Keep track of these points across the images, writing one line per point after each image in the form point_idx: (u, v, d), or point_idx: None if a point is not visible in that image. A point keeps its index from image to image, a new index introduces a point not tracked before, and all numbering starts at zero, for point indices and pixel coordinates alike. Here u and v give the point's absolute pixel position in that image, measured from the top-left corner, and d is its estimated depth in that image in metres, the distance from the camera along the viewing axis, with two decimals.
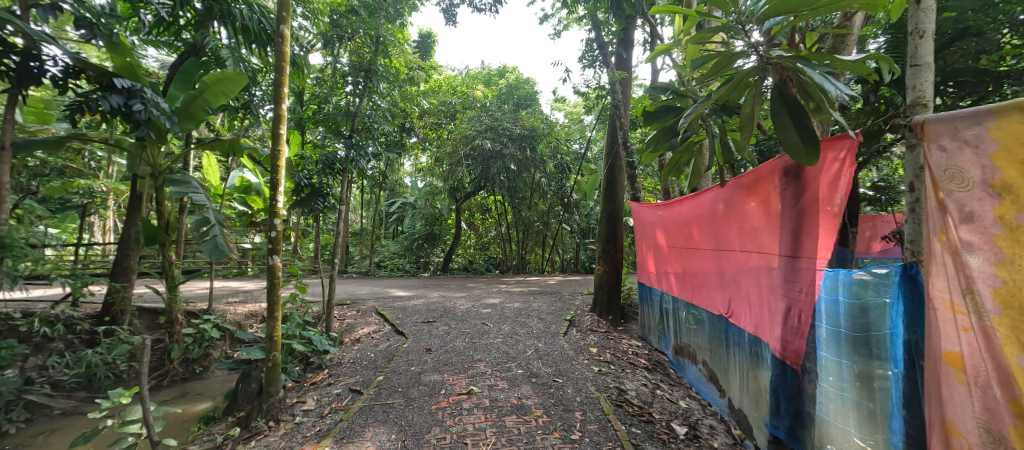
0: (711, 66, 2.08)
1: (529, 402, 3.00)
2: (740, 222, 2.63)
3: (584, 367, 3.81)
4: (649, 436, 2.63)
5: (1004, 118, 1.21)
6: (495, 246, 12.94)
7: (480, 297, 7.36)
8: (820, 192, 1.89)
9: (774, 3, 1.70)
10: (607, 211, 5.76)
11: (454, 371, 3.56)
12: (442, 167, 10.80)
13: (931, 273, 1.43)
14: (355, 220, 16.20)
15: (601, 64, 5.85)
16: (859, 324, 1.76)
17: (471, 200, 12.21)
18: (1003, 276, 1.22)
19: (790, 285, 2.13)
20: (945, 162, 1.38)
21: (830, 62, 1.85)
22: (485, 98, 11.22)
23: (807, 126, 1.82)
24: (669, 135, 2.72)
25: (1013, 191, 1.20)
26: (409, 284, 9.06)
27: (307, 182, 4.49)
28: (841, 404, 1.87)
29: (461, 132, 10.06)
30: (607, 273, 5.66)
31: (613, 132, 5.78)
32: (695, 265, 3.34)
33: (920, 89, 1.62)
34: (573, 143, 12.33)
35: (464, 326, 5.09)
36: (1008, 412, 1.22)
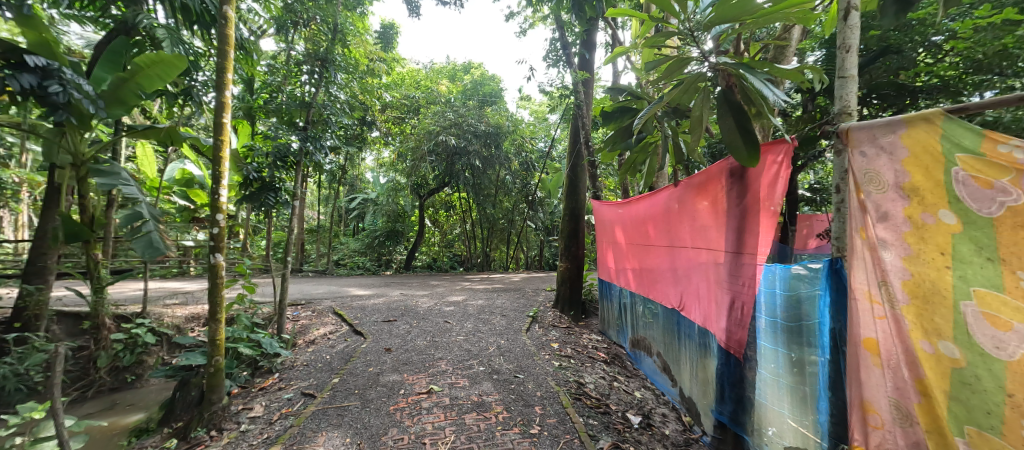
0: (664, 69, 2.16)
1: (489, 399, 3.00)
2: (692, 220, 2.76)
3: (545, 362, 3.87)
4: (605, 427, 2.71)
5: (913, 128, 1.35)
6: (460, 243, 12.83)
7: (443, 294, 7.28)
8: (761, 193, 2.03)
9: (719, 12, 1.79)
10: (570, 209, 5.86)
11: (414, 370, 3.49)
12: (404, 163, 10.54)
13: (853, 267, 1.57)
14: (313, 217, 15.51)
15: (565, 64, 5.94)
16: (794, 315, 1.91)
17: (435, 196, 12.03)
18: (910, 269, 1.36)
19: (733, 279, 2.27)
20: (865, 166, 1.52)
21: (769, 69, 1.98)
22: (449, 93, 11.04)
23: (749, 129, 1.94)
24: (624, 136, 2.83)
25: (919, 193, 1.34)
26: (369, 283, 8.80)
27: (256, 175, 4.14)
28: (777, 389, 2.03)
29: (424, 127, 9.84)
30: (569, 270, 5.78)
31: (575, 132, 5.88)
32: (650, 261, 3.48)
33: (845, 99, 1.77)
34: (538, 141, 12.45)
35: (426, 325, 5.01)
36: (914, 390, 1.37)
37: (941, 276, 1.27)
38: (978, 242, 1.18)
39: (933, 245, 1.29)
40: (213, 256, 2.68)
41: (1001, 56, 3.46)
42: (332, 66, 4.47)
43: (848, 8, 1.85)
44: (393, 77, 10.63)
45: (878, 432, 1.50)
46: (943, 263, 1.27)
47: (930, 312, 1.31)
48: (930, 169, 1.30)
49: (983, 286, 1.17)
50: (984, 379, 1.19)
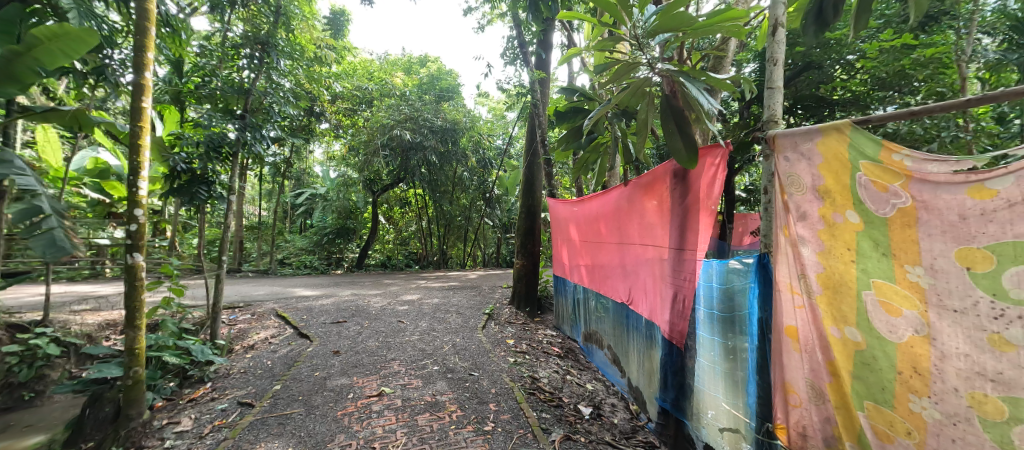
0: (613, 72, 2.23)
1: (443, 398, 2.96)
2: (640, 219, 2.89)
3: (500, 358, 3.89)
4: (558, 419, 2.78)
5: (827, 136, 1.48)
6: (416, 241, 12.57)
7: (397, 293, 7.09)
8: (700, 193, 2.16)
9: (662, 20, 1.88)
10: (526, 206, 5.91)
11: (364, 373, 3.36)
12: (356, 157, 10.12)
13: (778, 262, 1.72)
14: (254, 213, 14.45)
15: (522, 62, 5.98)
16: (728, 307, 2.06)
17: (389, 192, 11.68)
18: (823, 264, 1.52)
19: (676, 274, 2.40)
20: (789, 170, 1.65)
21: (706, 78, 2.10)
22: (405, 86, 10.71)
23: (689, 134, 2.06)
24: (576, 136, 2.91)
25: (831, 195, 1.49)
26: (317, 283, 8.37)
27: (184, 167, 3.70)
28: (714, 375, 2.19)
29: (377, 120, 9.46)
30: (525, 267, 5.85)
31: (532, 130, 5.92)
32: (602, 258, 3.60)
33: (773, 108, 1.91)
34: (496, 138, 12.45)
35: (378, 325, 4.84)
36: (826, 372, 1.53)
37: (847, 270, 1.44)
38: (876, 239, 1.35)
39: (841, 242, 1.45)
40: (131, 256, 2.40)
41: (900, 76, 3.97)
42: (274, 50, 4.18)
43: (775, 24, 2.01)
44: (344, 67, 10.12)
45: (797, 410, 1.67)
46: (849, 258, 1.43)
47: (838, 302, 1.47)
48: (839, 174, 1.45)
49: (880, 278, 1.34)
50: (880, 359, 1.35)
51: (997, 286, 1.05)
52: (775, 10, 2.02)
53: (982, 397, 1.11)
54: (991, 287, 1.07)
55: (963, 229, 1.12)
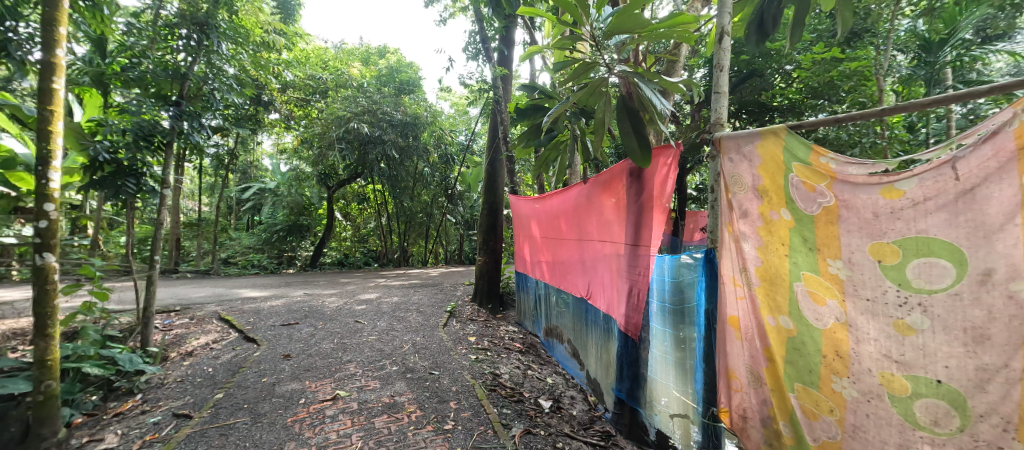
0: (572, 71, 2.27)
1: (402, 398, 2.90)
2: (598, 215, 2.96)
3: (461, 356, 3.86)
4: (518, 414, 2.81)
5: (765, 139, 1.58)
6: (375, 239, 12.19)
7: (354, 293, 6.84)
8: (654, 191, 2.25)
9: (616, 22, 1.93)
10: (488, 203, 5.90)
11: (317, 377, 3.21)
12: (310, 150, 9.63)
13: (723, 256, 1.84)
14: (193, 209, 13.34)
15: (484, 58, 5.93)
16: (679, 299, 2.17)
17: (346, 188, 11.23)
18: (761, 258, 1.64)
19: (631, 269, 2.48)
20: (732, 170, 1.75)
21: (659, 80, 2.18)
22: (362, 77, 10.25)
23: (643, 134, 2.13)
24: (536, 133, 2.94)
25: (768, 194, 1.60)
26: (267, 283, 7.90)
27: (108, 157, 3.31)
28: (666, 364, 2.30)
29: (331, 111, 9.00)
30: (487, 264, 5.84)
31: (494, 127, 5.89)
32: (562, 254, 3.66)
33: (719, 112, 2.02)
34: (459, 134, 12.32)
35: (333, 326, 4.65)
36: (763, 357, 1.65)
37: (782, 263, 1.55)
38: (805, 235, 1.47)
39: (777, 237, 1.57)
40: (41, 256, 2.13)
41: (829, 86, 4.43)
42: (213, 32, 3.87)
43: (722, 32, 2.12)
44: (296, 54, 9.52)
45: (738, 394, 1.79)
46: (783, 252, 1.55)
47: (774, 292, 1.59)
48: (775, 175, 1.56)
49: (809, 270, 1.46)
50: (808, 345, 1.47)
51: (902, 277, 1.19)
52: (721, 19, 2.13)
53: (891, 377, 1.23)
54: (898, 277, 1.20)
55: (876, 226, 1.25)
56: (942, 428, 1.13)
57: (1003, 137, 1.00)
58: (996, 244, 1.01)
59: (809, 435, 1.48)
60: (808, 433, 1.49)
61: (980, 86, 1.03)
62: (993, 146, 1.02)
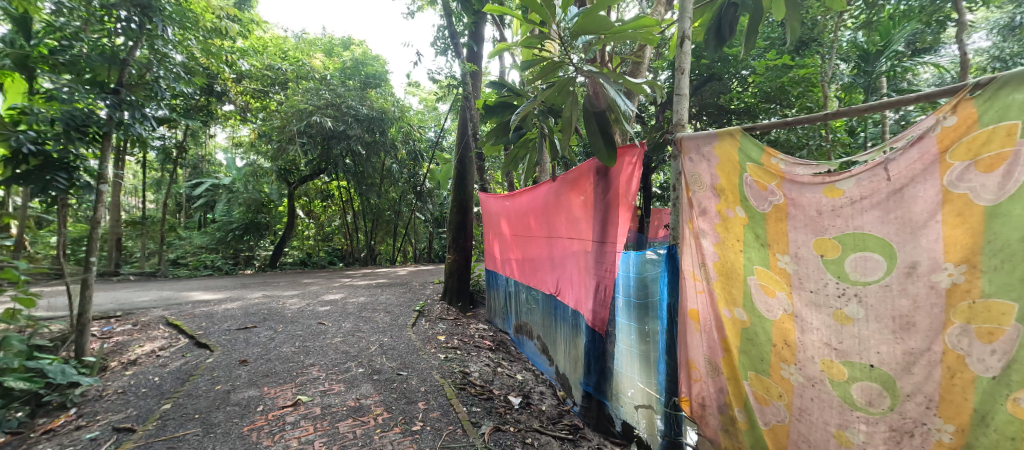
0: (539, 70, 2.28)
1: (368, 401, 2.83)
2: (567, 213, 3.00)
3: (430, 355, 3.82)
4: (488, 412, 2.81)
5: (722, 141, 1.66)
6: (340, 237, 11.83)
7: (317, 293, 6.59)
8: (620, 189, 2.30)
9: (581, 22, 1.96)
10: (457, 201, 5.84)
11: (277, 382, 3.07)
12: (268, 144, 9.16)
13: (684, 252, 1.91)
14: (136, 206, 12.37)
15: (453, 53, 5.85)
16: (643, 294, 2.24)
17: (308, 184, 10.80)
18: (719, 254, 1.72)
19: (598, 265, 2.53)
20: (692, 170, 1.82)
21: (623, 82, 2.23)
22: (325, 69, 9.84)
23: (609, 133, 2.18)
24: (504, 131, 2.94)
25: (725, 193, 1.68)
26: (222, 285, 7.48)
27: (33, 149, 3.00)
28: (631, 357, 2.37)
29: (292, 104, 8.57)
30: (456, 262, 5.79)
31: (463, 124, 5.83)
32: (532, 251, 3.69)
33: (680, 113, 2.09)
34: (427, 130, 12.14)
35: (295, 329, 4.46)
36: (720, 348, 1.74)
37: (737, 258, 1.64)
38: (756, 232, 1.56)
39: (733, 234, 1.65)
40: None
41: (781, 91, 4.73)
42: (157, 15, 3.57)
43: (682, 37, 2.19)
44: (252, 42, 9.00)
45: (698, 383, 1.88)
46: (738, 248, 1.63)
47: (730, 286, 1.68)
48: (731, 175, 1.64)
49: (761, 265, 1.55)
50: (760, 335, 1.56)
51: (841, 269, 1.29)
52: (683, 23, 2.19)
53: (832, 363, 1.33)
54: (837, 270, 1.30)
55: (819, 222, 1.34)
56: (876, 408, 1.23)
57: (928, 142, 1.10)
58: (920, 239, 1.11)
59: (760, 420, 1.58)
60: (760, 418, 1.58)
61: (910, 94, 1.12)
62: (920, 149, 1.11)
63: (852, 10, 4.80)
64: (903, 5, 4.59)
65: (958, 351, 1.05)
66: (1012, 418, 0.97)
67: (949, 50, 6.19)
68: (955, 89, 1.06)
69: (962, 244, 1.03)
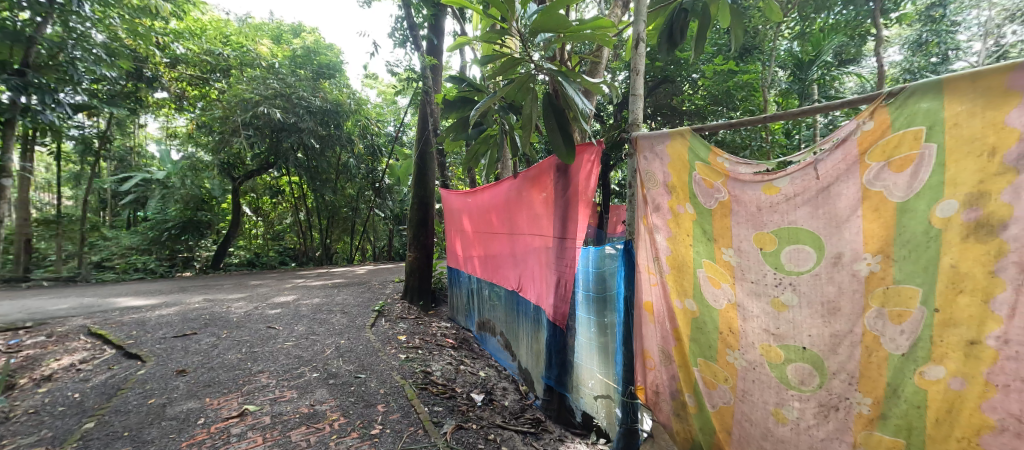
0: (499, 65, 2.26)
1: (323, 407, 2.71)
2: (528, 209, 3.02)
3: (390, 356, 3.72)
4: (450, 411, 2.78)
5: (674, 141, 1.73)
6: (292, 235, 11.28)
7: (267, 296, 6.21)
8: (579, 186, 2.35)
9: (540, 19, 1.96)
10: (418, 198, 5.72)
11: (220, 392, 2.87)
12: (209, 136, 8.48)
13: (639, 248, 1.99)
14: (49, 202, 11.02)
15: (412, 46, 5.66)
16: (601, 288, 2.31)
17: (255, 179, 10.15)
18: (671, 248, 1.81)
19: (559, 261, 2.57)
20: (646, 168, 1.90)
21: (581, 80, 2.27)
22: (273, 56, 9.20)
23: (568, 131, 2.21)
24: (464, 126, 2.90)
25: (676, 190, 1.76)
26: (156, 289, 6.86)
27: None
28: (590, 350, 2.43)
29: (235, 93, 7.96)
30: (417, 260, 5.68)
31: (424, 119, 5.68)
32: (494, 248, 3.69)
33: (635, 113, 2.16)
34: (386, 124, 11.81)
35: (242, 334, 4.19)
36: (673, 338, 1.83)
37: (687, 252, 1.73)
38: (704, 227, 1.65)
39: (683, 229, 1.74)
40: None
41: (727, 95, 5.05)
42: None
43: (637, 39, 2.26)
44: (187, 23, 8.22)
45: (652, 372, 1.97)
46: (688, 242, 1.72)
47: (681, 278, 1.77)
48: (681, 173, 1.72)
49: (707, 258, 1.64)
50: (709, 323, 1.65)
51: (778, 261, 1.40)
52: (637, 25, 2.26)
53: (770, 347, 1.44)
54: (774, 262, 1.41)
55: (759, 218, 1.44)
56: (807, 386, 1.34)
57: (850, 144, 1.21)
58: (845, 231, 1.22)
59: (708, 403, 1.68)
60: (708, 402, 1.68)
61: (836, 101, 1.23)
62: (843, 151, 1.22)
63: (789, 21, 5.20)
64: (832, 19, 5.03)
65: (875, 332, 1.17)
66: (918, 388, 1.10)
67: (869, 63, 6.90)
68: (873, 97, 1.17)
69: (879, 236, 1.15)
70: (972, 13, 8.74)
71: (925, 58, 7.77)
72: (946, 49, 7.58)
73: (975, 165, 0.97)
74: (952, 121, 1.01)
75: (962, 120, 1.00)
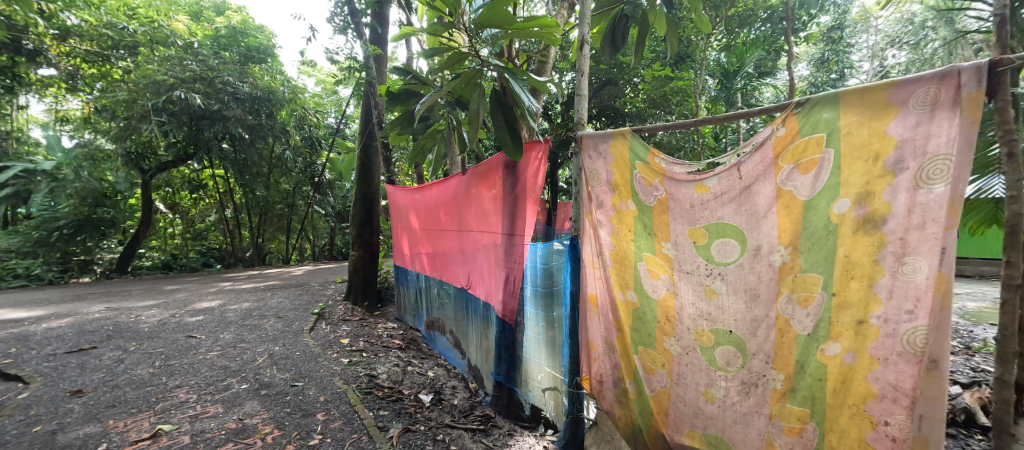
0: (444, 59, 2.21)
1: (254, 420, 2.50)
2: (477, 206, 3.00)
3: (332, 361, 3.53)
4: (396, 414, 2.70)
5: (616, 140, 1.81)
6: (217, 234, 10.33)
7: (186, 302, 5.60)
8: (527, 183, 2.37)
9: (485, 13, 1.93)
10: (361, 194, 5.46)
11: (127, 413, 2.54)
12: (110, 121, 7.41)
13: (585, 243, 2.06)
14: None
15: (353, 33, 5.34)
16: (549, 283, 2.36)
17: (171, 171, 9.10)
18: (614, 243, 1.89)
19: (507, 257, 2.59)
20: (591, 166, 1.96)
21: (528, 78, 2.27)
22: (191, 35, 8.23)
23: (516, 128, 2.23)
24: (409, 120, 2.81)
25: (618, 188, 1.84)
26: (45, 298, 5.93)
27: None
28: (539, 345, 2.48)
29: (143, 73, 7.04)
30: (361, 258, 5.42)
31: (367, 111, 5.45)
32: (442, 245, 3.63)
33: (579, 113, 2.21)
34: (325, 116, 11.15)
35: (156, 345, 3.75)
36: (616, 328, 1.92)
37: (629, 246, 1.82)
38: (644, 223, 1.74)
39: (626, 225, 1.83)
40: None
41: (664, 99, 5.40)
42: None
43: (582, 41, 2.31)
44: None
45: (596, 362, 2.06)
46: (629, 237, 1.81)
47: (623, 272, 1.86)
48: (623, 171, 1.80)
49: (648, 252, 1.73)
50: (647, 313, 1.76)
51: (709, 253, 1.52)
52: (582, 27, 2.31)
53: (703, 332, 1.56)
54: (706, 254, 1.52)
55: (692, 214, 1.55)
56: (731, 367, 1.47)
57: (767, 148, 1.33)
58: (762, 226, 1.35)
59: (648, 388, 1.78)
60: (647, 386, 1.79)
61: (755, 109, 1.35)
62: (761, 155, 1.35)
63: (717, 34, 5.69)
64: (753, 34, 5.56)
65: (786, 316, 1.31)
66: (820, 364, 1.25)
67: (782, 76, 7.74)
68: (785, 106, 1.30)
69: (790, 230, 1.29)
70: (862, 37, 10.15)
71: (827, 74, 8.86)
72: (842, 67, 8.71)
73: (864, 168, 1.13)
74: (846, 129, 1.16)
75: (853, 128, 1.14)
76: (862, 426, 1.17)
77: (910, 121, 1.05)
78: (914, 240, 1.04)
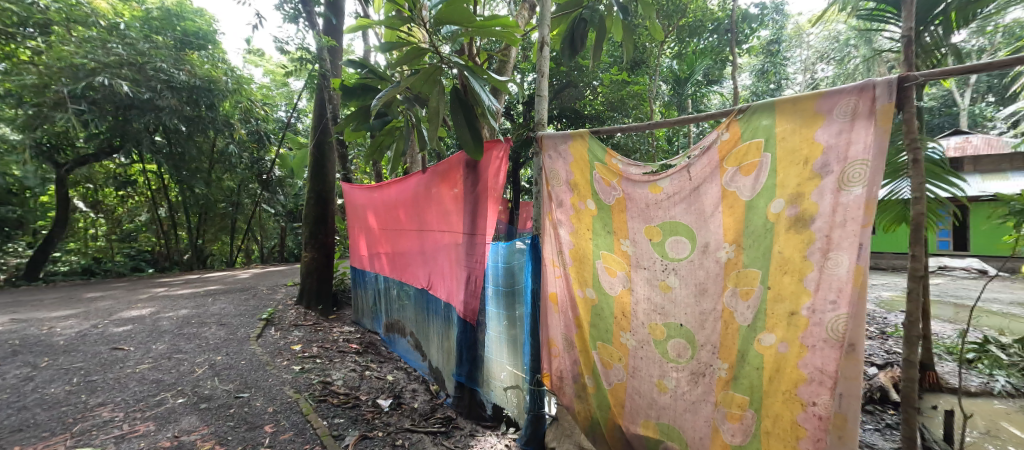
0: (402, 54, 2.14)
1: (191, 437, 2.31)
2: (437, 205, 2.96)
3: (282, 369, 3.34)
4: (352, 421, 2.60)
5: (575, 141, 1.85)
6: (149, 235, 9.49)
7: (111, 310, 5.07)
8: (488, 182, 2.36)
9: (444, 8, 1.88)
10: (315, 192, 5.20)
11: (37, 437, 2.26)
12: (16, 108, 6.56)
13: (545, 241, 2.09)
14: None
15: (305, 22, 5.05)
16: (510, 282, 2.37)
17: (93, 166, 8.22)
18: (573, 242, 1.94)
19: (468, 257, 2.56)
20: (551, 165, 1.99)
21: (489, 77, 2.26)
22: (118, 15, 7.46)
23: (476, 128, 2.21)
24: (365, 116, 2.71)
25: (577, 187, 1.89)
26: None
27: None
28: (500, 344, 2.49)
29: (57, 55, 6.32)
30: (314, 260, 5.16)
31: (320, 106, 5.20)
32: (402, 245, 3.54)
33: (539, 113, 2.22)
34: (274, 108, 10.53)
35: (74, 360, 3.36)
36: (575, 324, 1.96)
37: (587, 245, 1.86)
38: (603, 221, 1.79)
39: (585, 224, 1.87)
40: None
41: (621, 102, 5.59)
42: None
43: (542, 42, 2.33)
44: None
45: (557, 359, 2.10)
46: (588, 236, 1.86)
47: (582, 269, 1.90)
48: (582, 171, 1.85)
49: (606, 250, 1.79)
50: (605, 309, 1.81)
51: (662, 250, 1.59)
52: (542, 29, 2.33)
53: (656, 326, 1.63)
54: (659, 251, 1.60)
55: (647, 213, 1.62)
56: (682, 358, 1.55)
57: (712, 152, 1.42)
58: (709, 224, 1.44)
59: (605, 382, 1.84)
60: (605, 380, 1.85)
61: (703, 114, 1.43)
62: (707, 157, 1.43)
63: (670, 42, 5.97)
64: (702, 44, 5.90)
65: (731, 309, 1.40)
66: (758, 353, 1.34)
67: (728, 84, 8.28)
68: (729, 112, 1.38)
69: (734, 229, 1.38)
70: (797, 52, 11.07)
71: (767, 84, 9.59)
72: (779, 78, 9.44)
73: (797, 171, 1.23)
74: (781, 135, 1.25)
75: (787, 134, 1.24)
76: (794, 409, 1.27)
77: (834, 129, 1.15)
78: (837, 237, 1.14)
